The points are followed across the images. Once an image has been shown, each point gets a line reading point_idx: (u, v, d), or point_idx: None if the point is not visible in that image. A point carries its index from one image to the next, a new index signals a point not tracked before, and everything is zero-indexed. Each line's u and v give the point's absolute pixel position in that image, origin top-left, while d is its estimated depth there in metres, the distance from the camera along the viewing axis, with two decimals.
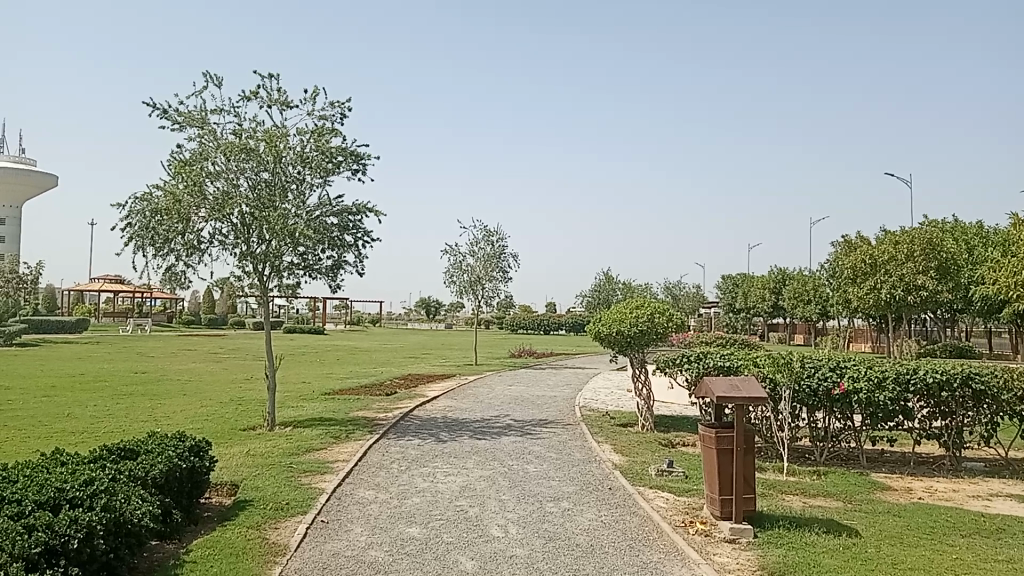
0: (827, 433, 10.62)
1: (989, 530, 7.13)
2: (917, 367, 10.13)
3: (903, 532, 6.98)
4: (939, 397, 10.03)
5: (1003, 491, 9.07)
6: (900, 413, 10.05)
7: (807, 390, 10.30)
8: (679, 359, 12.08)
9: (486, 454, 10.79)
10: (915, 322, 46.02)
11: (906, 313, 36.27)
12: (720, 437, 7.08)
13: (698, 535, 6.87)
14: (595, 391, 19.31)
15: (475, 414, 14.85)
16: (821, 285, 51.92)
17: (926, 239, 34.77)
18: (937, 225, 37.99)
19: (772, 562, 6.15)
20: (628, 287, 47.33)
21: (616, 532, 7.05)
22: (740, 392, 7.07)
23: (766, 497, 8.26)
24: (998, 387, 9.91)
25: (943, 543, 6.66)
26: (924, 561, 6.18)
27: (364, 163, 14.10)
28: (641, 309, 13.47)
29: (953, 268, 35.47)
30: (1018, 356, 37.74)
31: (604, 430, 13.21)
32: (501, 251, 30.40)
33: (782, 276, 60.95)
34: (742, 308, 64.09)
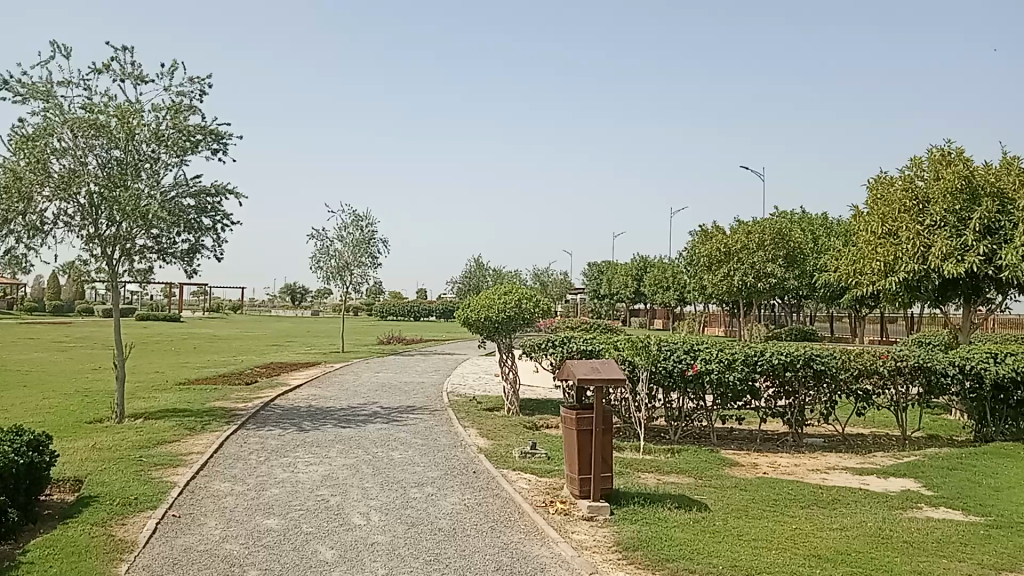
0: (681, 413, 11.04)
1: (826, 501, 7.64)
2: (764, 349, 10.68)
3: (749, 505, 7.38)
4: (784, 377, 10.65)
5: (839, 465, 9.74)
6: (748, 392, 10.62)
7: (663, 371, 10.63)
8: (543, 344, 12.25)
9: (350, 442, 10.63)
10: (764, 308, 48.72)
11: (756, 300, 38.30)
12: (581, 418, 7.26)
13: (557, 514, 7.02)
14: (463, 377, 19.39)
15: (340, 402, 14.62)
16: (680, 272, 53.96)
17: (775, 230, 36.75)
18: (785, 216, 40.20)
19: (625, 537, 6.36)
20: (498, 273, 47.86)
21: (478, 515, 7.11)
22: (599, 374, 7.26)
23: (624, 475, 8.54)
24: (837, 367, 10.64)
25: (785, 515, 7.09)
26: (767, 531, 6.56)
27: (225, 143, 13.56)
28: (508, 295, 13.56)
29: (799, 256, 37.63)
30: (854, 339, 40.54)
31: (470, 415, 13.27)
32: (370, 236, 29.97)
33: (644, 263, 62.98)
34: (606, 295, 65.98)
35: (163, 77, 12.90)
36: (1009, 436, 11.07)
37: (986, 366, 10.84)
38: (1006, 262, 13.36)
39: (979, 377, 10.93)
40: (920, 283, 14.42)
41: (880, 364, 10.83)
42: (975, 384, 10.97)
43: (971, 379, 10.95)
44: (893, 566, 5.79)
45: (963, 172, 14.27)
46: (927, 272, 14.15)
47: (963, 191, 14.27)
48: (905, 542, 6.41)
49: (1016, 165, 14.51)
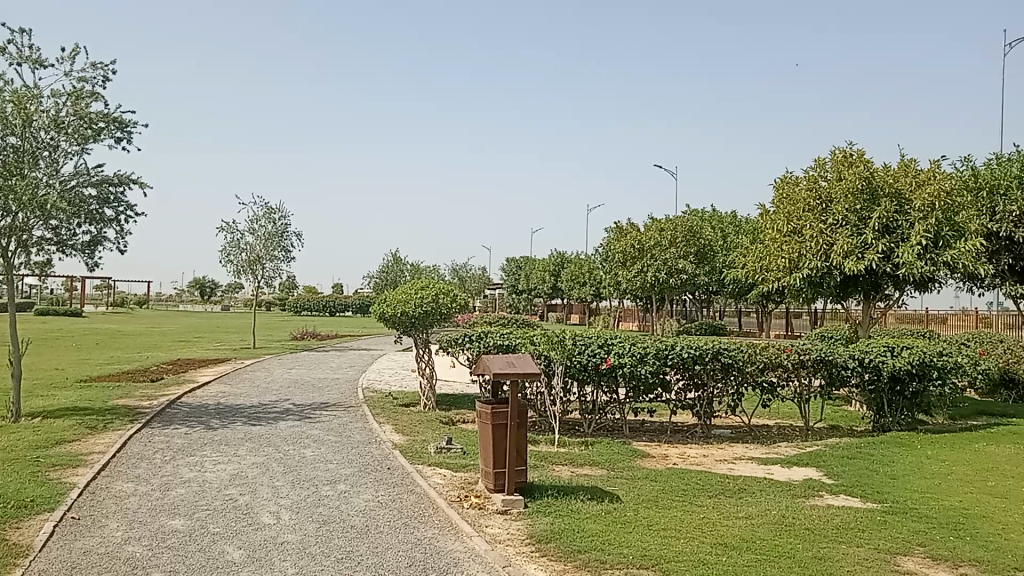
0: (595, 406, 11.18)
1: (733, 490, 7.87)
2: (675, 343, 10.91)
3: (659, 495, 7.54)
4: (694, 370, 10.90)
5: (746, 455, 10.04)
6: (659, 385, 10.84)
7: (578, 365, 10.76)
8: (460, 339, 12.23)
9: (260, 440, 10.39)
10: (676, 304, 49.86)
11: (668, 295, 39.20)
12: (496, 412, 7.28)
13: (472, 508, 7.03)
14: (378, 372, 19.20)
15: (250, 399, 14.29)
16: (595, 268, 54.72)
17: (686, 227, 37.67)
18: (697, 214, 41.23)
19: (539, 530, 6.41)
20: (414, 268, 47.57)
21: (392, 511, 7.06)
22: (515, 368, 7.28)
23: (538, 468, 8.61)
24: (744, 360, 10.96)
25: (694, 504, 7.27)
26: (676, 521, 6.71)
27: (129, 132, 13.07)
28: (425, 290, 13.48)
29: (709, 253, 38.64)
30: (761, 333, 41.90)
31: (385, 411, 13.16)
32: (283, 229, 29.37)
33: (561, 258, 63.56)
34: (524, 290, 66.40)
35: (62, 61, 12.34)
36: (904, 426, 11.67)
37: (883, 360, 11.36)
38: (902, 260, 14.09)
39: (876, 370, 11.43)
40: (822, 279, 15.05)
41: (784, 357, 11.17)
42: (873, 376, 11.47)
43: (870, 372, 11.45)
44: (795, 552, 6.01)
45: (864, 173, 14.83)
46: (829, 269, 14.77)
47: (863, 192, 14.83)
48: (806, 528, 6.65)
49: (913, 167, 15.02)
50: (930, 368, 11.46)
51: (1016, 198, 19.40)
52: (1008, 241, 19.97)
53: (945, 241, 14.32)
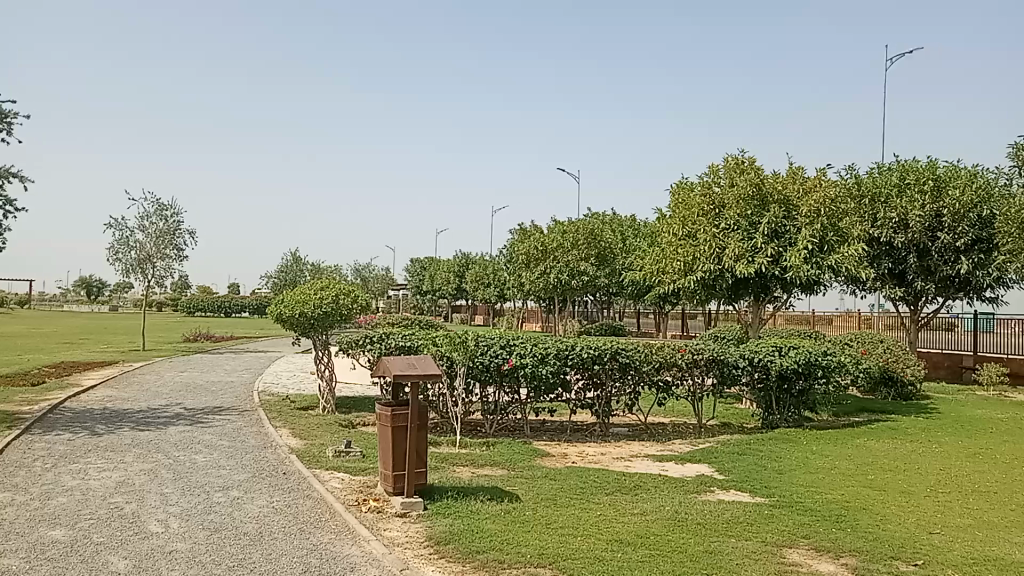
0: (496, 406, 11.24)
1: (629, 487, 8.05)
2: (575, 344, 11.06)
3: (558, 494, 7.63)
4: (593, 370, 11.08)
5: (642, 452, 10.28)
6: (559, 385, 10.97)
7: (480, 366, 10.74)
8: (361, 340, 12.07)
9: (149, 446, 10.00)
10: (578, 305, 50.64)
11: (570, 296, 39.75)
12: (396, 414, 7.23)
13: (370, 512, 6.95)
14: (276, 375, 18.77)
15: (140, 403, 13.74)
16: (499, 269, 54.97)
17: (588, 230, 38.30)
18: (598, 216, 41.96)
19: (437, 532, 6.40)
20: (315, 268, 46.72)
21: (287, 517, 6.91)
22: (416, 369, 7.23)
23: (438, 470, 8.59)
24: (641, 359, 11.23)
25: (591, 502, 7.40)
26: (574, 519, 6.81)
27: (9, 122, 12.37)
28: (324, 290, 13.25)
29: (610, 255, 39.07)
30: (659, 333, 43.02)
31: (282, 414, 12.88)
32: (176, 226, 28.38)
33: (465, 259, 63.53)
34: (428, 291, 66.16)
35: None
36: (791, 422, 12.18)
37: (772, 359, 11.83)
38: (790, 263, 14.74)
39: (766, 369, 11.89)
40: (715, 281, 15.56)
41: (679, 357, 11.48)
42: (763, 375, 11.93)
43: (760, 370, 11.89)
44: (687, 547, 6.19)
45: (755, 180, 15.39)
46: (721, 271, 15.30)
47: (754, 198, 15.41)
48: (698, 523, 6.86)
49: (801, 175, 15.72)
50: (815, 367, 12.00)
51: (894, 206, 20.55)
52: (886, 246, 21.08)
53: (828, 245, 15.10)
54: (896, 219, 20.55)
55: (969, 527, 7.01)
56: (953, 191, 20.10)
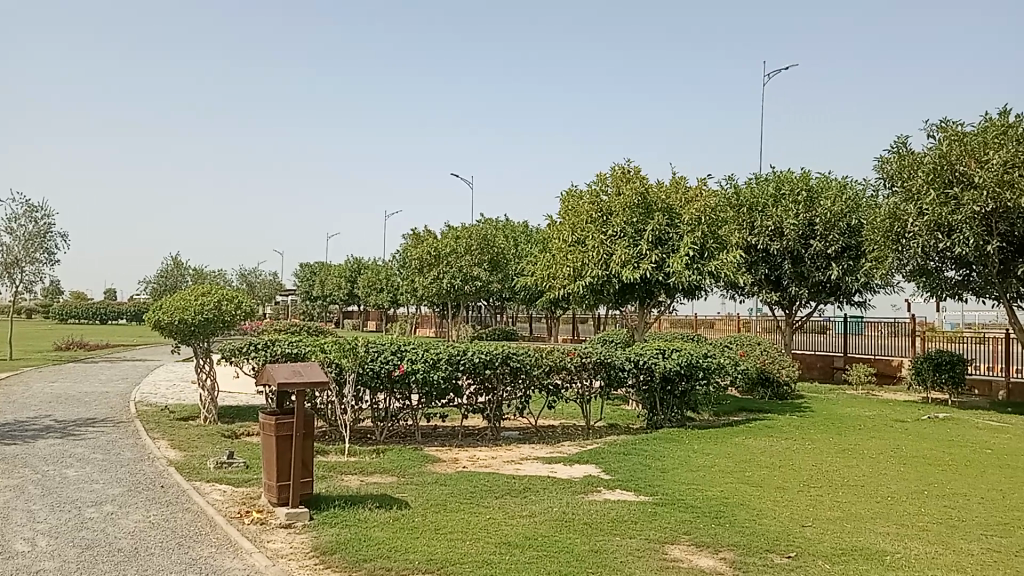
0: (387, 413, 11.13)
1: (518, 490, 8.12)
2: (466, 349, 11.07)
3: (447, 499, 7.63)
4: (484, 375, 11.14)
5: (531, 455, 10.40)
6: (451, 390, 10.96)
7: (370, 372, 10.58)
8: (245, 348, 11.74)
9: (14, 461, 9.43)
10: (471, 310, 50.77)
11: (463, 301, 39.80)
12: (280, 423, 7.08)
13: (253, 524, 6.78)
14: (155, 385, 18.04)
15: (4, 416, 12.94)
16: (391, 274, 54.49)
17: (481, 235, 38.46)
18: (491, 222, 42.19)
19: (324, 542, 6.29)
20: (199, 274, 45.15)
21: (165, 531, 6.66)
22: (301, 377, 7.10)
23: (325, 479, 8.44)
24: (531, 364, 11.36)
25: (480, 506, 7.43)
26: (463, 524, 6.82)
27: None
28: (206, 296, 12.81)
29: (503, 261, 39.44)
30: (550, 337, 43.63)
31: (162, 425, 12.39)
32: (47, 229, 26.91)
33: (357, 265, 62.72)
34: (318, 297, 65.00)
35: None
36: (675, 422, 12.57)
37: (656, 361, 12.19)
38: (673, 270, 15.22)
39: (650, 371, 12.24)
40: (603, 287, 15.88)
41: (567, 361, 11.71)
42: (648, 377, 12.28)
43: (644, 373, 12.23)
44: (574, 547, 6.30)
45: (639, 189, 15.86)
46: (609, 277, 15.62)
47: (639, 206, 15.87)
48: (584, 523, 6.99)
49: (683, 184, 16.26)
50: (696, 369, 12.45)
51: (770, 215, 21.51)
52: (763, 253, 22.01)
53: (708, 252, 15.80)
54: (772, 228, 21.50)
55: (838, 519, 7.40)
56: (824, 201, 21.23)
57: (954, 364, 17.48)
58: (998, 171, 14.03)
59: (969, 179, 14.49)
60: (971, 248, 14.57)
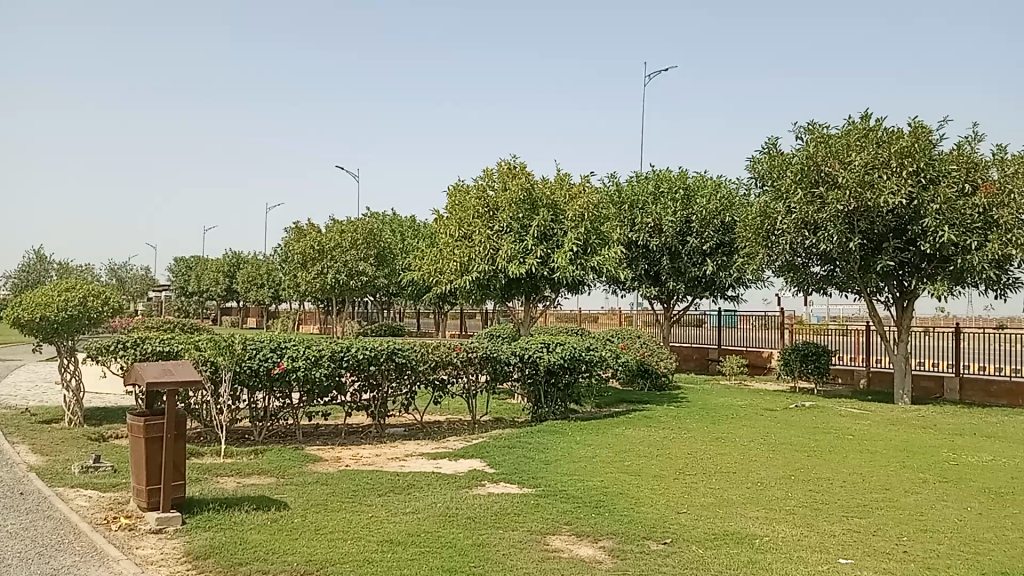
0: (266, 412, 10.83)
1: (402, 487, 8.07)
2: (350, 345, 10.91)
3: (328, 499, 7.52)
4: (368, 371, 11.01)
5: (416, 451, 10.36)
6: (334, 387, 10.79)
7: (248, 371, 10.27)
8: (113, 347, 11.20)
9: None
10: (356, 305, 50.09)
11: (347, 297, 39.20)
12: (149, 425, 6.80)
13: (120, 530, 6.48)
14: (13, 387, 16.99)
15: None
16: (273, 269, 53.10)
17: (366, 229, 37.96)
18: (376, 216, 41.72)
19: (198, 546, 6.09)
20: (64, 268, 42.71)
21: (23, 541, 6.28)
22: (172, 376, 6.83)
23: (200, 481, 8.16)
24: (416, 359, 11.31)
25: (362, 504, 7.35)
26: (344, 523, 6.73)
27: None
28: (70, 292, 12.14)
29: (389, 256, 39.19)
30: (437, 332, 43.56)
31: (22, 430, 11.67)
32: None
33: (236, 259, 60.80)
34: (196, 292, 62.66)
35: None
36: (558, 415, 12.79)
37: (541, 355, 12.37)
38: (558, 265, 15.47)
39: (535, 364, 12.41)
40: (489, 282, 15.95)
41: (454, 356, 11.70)
42: (532, 371, 12.43)
43: (529, 366, 12.39)
44: (457, 542, 6.32)
45: (525, 185, 16.04)
46: (495, 272, 15.71)
47: (524, 201, 16.03)
48: (468, 518, 7.03)
49: (567, 181, 16.53)
50: (579, 362, 12.72)
51: (650, 212, 22.15)
52: (644, 249, 22.63)
53: (591, 248, 16.15)
54: (651, 224, 22.14)
55: (712, 505, 7.70)
56: (700, 199, 22.04)
57: (819, 355, 18.48)
58: (860, 172, 14.90)
59: (833, 179, 15.34)
60: (834, 245, 15.45)
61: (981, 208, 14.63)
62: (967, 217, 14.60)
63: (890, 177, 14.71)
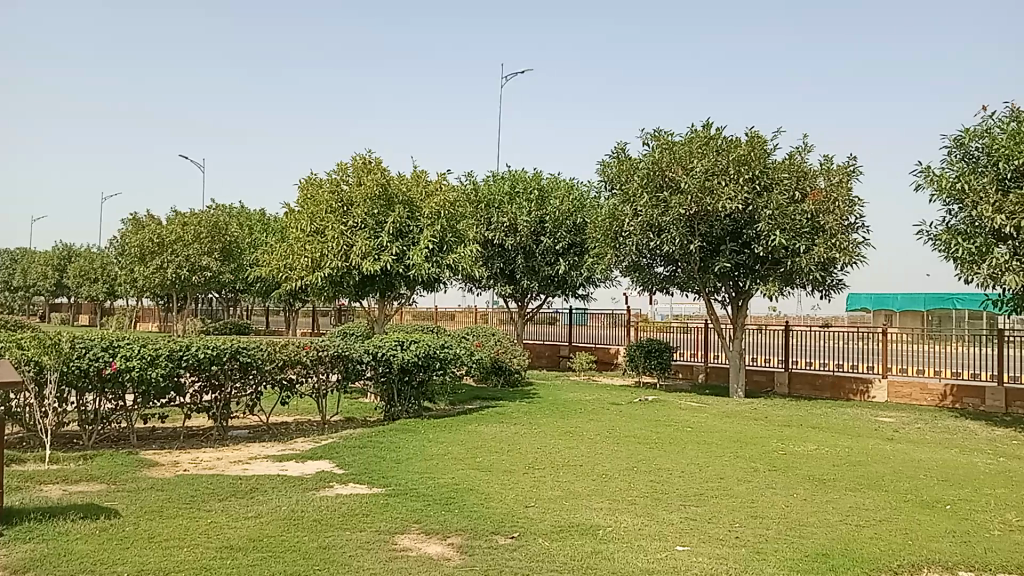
0: (97, 415, 10.23)
1: (244, 491, 7.83)
2: (190, 344, 10.45)
3: (163, 505, 7.20)
4: (210, 371, 10.59)
5: (260, 454, 10.07)
6: (172, 388, 10.32)
7: (77, 371, 9.64)
8: None
9: None
10: (201, 301, 48.09)
11: (190, 292, 37.60)
12: None
13: None
14: None
15: None
16: (110, 263, 50.17)
17: (212, 222, 36.56)
18: (224, 209, 40.23)
19: (16, 560, 5.67)
20: None
21: None
22: None
23: (20, 490, 7.61)
24: (262, 358, 10.98)
25: (201, 510, 7.08)
26: (181, 530, 6.46)
27: None
28: None
29: (236, 250, 37.88)
30: (287, 329, 42.49)
31: None
32: None
33: (67, 252, 57.02)
34: (21, 286, 58.29)
35: None
36: (411, 413, 12.75)
37: (394, 353, 12.28)
38: (413, 262, 15.44)
39: (388, 363, 12.32)
40: (342, 278, 15.71)
41: (303, 354, 11.48)
42: (385, 369, 12.34)
43: (382, 365, 12.29)
44: (301, 545, 6.20)
45: (380, 180, 15.88)
46: (348, 269, 15.48)
47: (379, 197, 15.88)
48: (313, 520, 6.91)
49: (423, 178, 16.50)
50: (433, 360, 12.73)
51: (506, 211, 22.44)
52: (499, 248, 22.90)
53: (447, 246, 16.20)
54: (507, 223, 22.42)
55: (558, 499, 7.91)
56: (554, 200, 22.56)
57: (662, 351, 19.34)
58: (701, 178, 15.66)
59: (676, 184, 16.05)
60: (677, 246, 16.22)
61: (809, 214, 15.69)
62: (796, 222, 15.62)
63: (728, 183, 15.55)
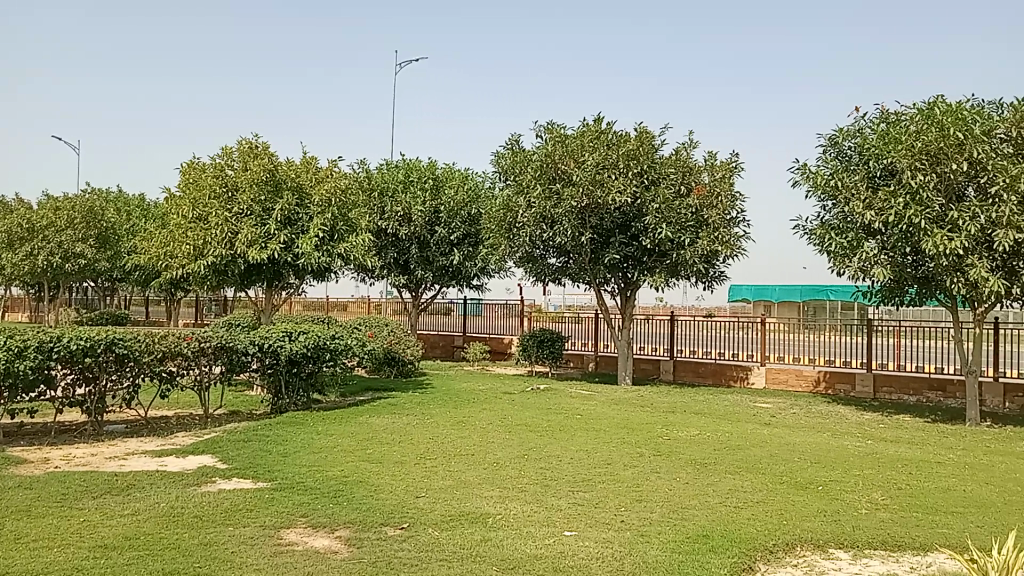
0: None
1: (120, 487, 7.54)
2: (61, 335, 9.95)
3: (32, 504, 6.85)
4: (83, 363, 10.11)
5: (138, 449, 9.70)
6: (43, 381, 9.82)
7: None
8: None
9: None
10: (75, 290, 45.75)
11: (63, 281, 35.70)
12: None
13: None
14: None
15: None
16: None
17: (86, 207, 34.78)
18: (100, 194, 38.34)
19: None
20: None
21: None
22: None
23: None
24: (140, 350, 10.57)
25: (73, 508, 6.78)
26: (51, 529, 6.18)
27: None
28: None
29: (114, 237, 35.78)
30: (169, 320, 40.93)
31: None
32: None
33: None
34: None
35: None
36: (299, 405, 12.55)
37: (281, 344, 12.02)
38: (302, 251, 15.15)
39: (275, 354, 12.06)
40: (226, 267, 15.28)
41: (184, 346, 11.13)
42: (272, 360, 12.08)
43: (269, 356, 12.02)
44: (181, 542, 6.02)
45: (267, 166, 15.48)
46: (233, 257, 15.05)
47: (266, 183, 15.48)
48: (195, 516, 6.72)
49: (313, 165, 16.18)
50: (323, 351, 12.53)
51: (399, 200, 22.25)
52: (392, 238, 22.69)
53: (338, 234, 15.95)
54: (401, 213, 22.17)
55: (449, 488, 7.94)
56: (449, 190, 22.54)
57: (554, 340, 19.69)
58: (592, 172, 15.94)
59: (568, 177, 16.30)
60: (568, 238, 16.49)
61: (693, 208, 16.21)
62: (681, 216, 16.10)
63: (617, 177, 15.89)
